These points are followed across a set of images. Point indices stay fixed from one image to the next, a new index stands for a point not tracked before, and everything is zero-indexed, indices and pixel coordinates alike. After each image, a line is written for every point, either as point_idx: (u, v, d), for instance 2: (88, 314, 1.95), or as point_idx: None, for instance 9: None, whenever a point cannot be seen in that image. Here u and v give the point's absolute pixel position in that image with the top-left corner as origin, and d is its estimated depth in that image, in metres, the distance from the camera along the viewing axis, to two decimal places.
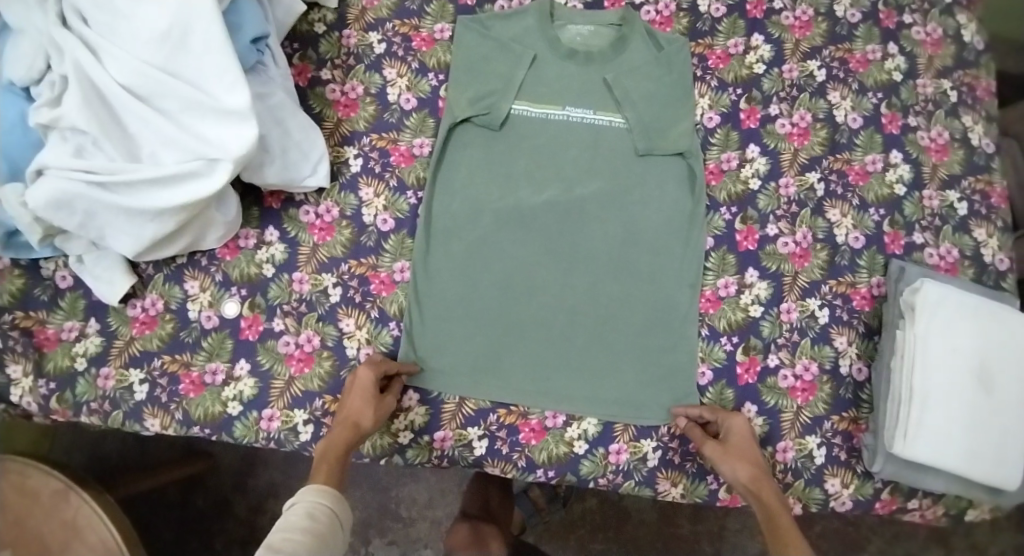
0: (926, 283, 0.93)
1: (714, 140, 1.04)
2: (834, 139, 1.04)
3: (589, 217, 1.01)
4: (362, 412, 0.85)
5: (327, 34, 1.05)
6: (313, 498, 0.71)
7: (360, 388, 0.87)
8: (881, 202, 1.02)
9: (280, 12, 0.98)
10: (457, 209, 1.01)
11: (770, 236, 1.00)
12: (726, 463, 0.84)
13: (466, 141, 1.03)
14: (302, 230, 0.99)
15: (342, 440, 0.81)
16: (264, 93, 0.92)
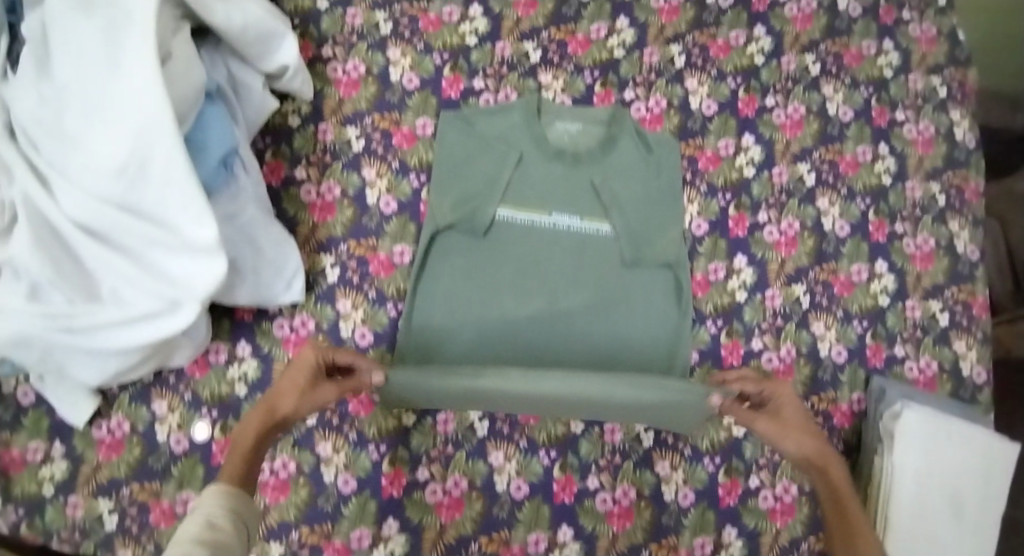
0: (906, 409, 0.92)
1: (702, 249, 1.02)
2: (820, 249, 1.03)
3: (574, 331, 0.98)
4: (284, 397, 0.79)
5: (302, 127, 1.02)
6: (213, 502, 0.63)
7: (295, 384, 0.81)
8: (864, 312, 1.02)
9: (250, 111, 0.93)
10: (438, 318, 0.97)
11: (754, 351, 1.00)
12: (785, 438, 0.83)
13: (448, 247, 0.99)
14: (277, 344, 0.95)
15: (257, 430, 0.77)
16: (233, 212, 0.86)
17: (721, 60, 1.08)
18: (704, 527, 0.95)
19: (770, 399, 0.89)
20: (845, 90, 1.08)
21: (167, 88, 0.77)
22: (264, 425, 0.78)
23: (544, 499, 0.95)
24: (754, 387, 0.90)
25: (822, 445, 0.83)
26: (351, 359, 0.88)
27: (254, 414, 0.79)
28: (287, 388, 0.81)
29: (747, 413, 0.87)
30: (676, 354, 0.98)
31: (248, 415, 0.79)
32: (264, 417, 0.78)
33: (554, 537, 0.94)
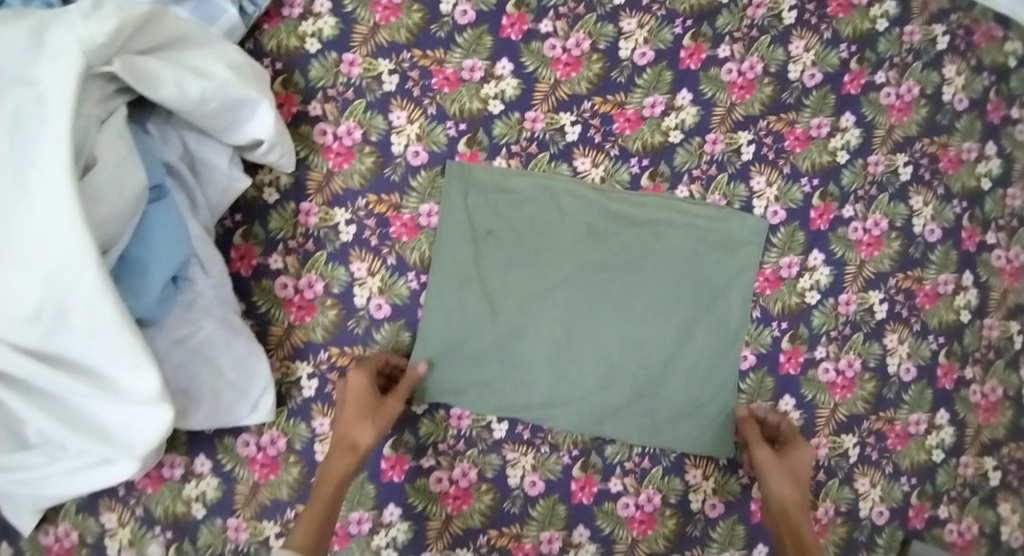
0: (947, 428, 0.91)
1: (775, 240, 0.88)
2: (907, 253, 0.90)
3: (631, 265, 0.86)
4: (360, 429, 0.76)
5: (321, 53, 0.83)
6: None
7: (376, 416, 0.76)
8: (942, 328, 0.90)
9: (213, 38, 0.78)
10: (470, 233, 0.84)
11: (815, 359, 0.88)
12: (772, 475, 0.79)
13: (483, 183, 0.85)
14: (278, 306, 0.83)
15: (342, 467, 0.74)
16: (207, 163, 0.75)
17: (840, 20, 0.89)
18: (732, 539, 0.87)
19: (790, 440, 0.83)
20: (967, 74, 0.90)
21: (111, 36, 0.63)
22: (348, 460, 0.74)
23: (561, 498, 0.86)
24: (783, 427, 0.85)
25: (791, 494, 0.78)
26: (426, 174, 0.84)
27: (333, 460, 0.74)
28: (354, 387, 0.78)
29: (754, 439, 0.81)
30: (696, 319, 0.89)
31: (335, 451, 0.75)
32: (346, 455, 0.75)
33: (570, 538, 0.86)
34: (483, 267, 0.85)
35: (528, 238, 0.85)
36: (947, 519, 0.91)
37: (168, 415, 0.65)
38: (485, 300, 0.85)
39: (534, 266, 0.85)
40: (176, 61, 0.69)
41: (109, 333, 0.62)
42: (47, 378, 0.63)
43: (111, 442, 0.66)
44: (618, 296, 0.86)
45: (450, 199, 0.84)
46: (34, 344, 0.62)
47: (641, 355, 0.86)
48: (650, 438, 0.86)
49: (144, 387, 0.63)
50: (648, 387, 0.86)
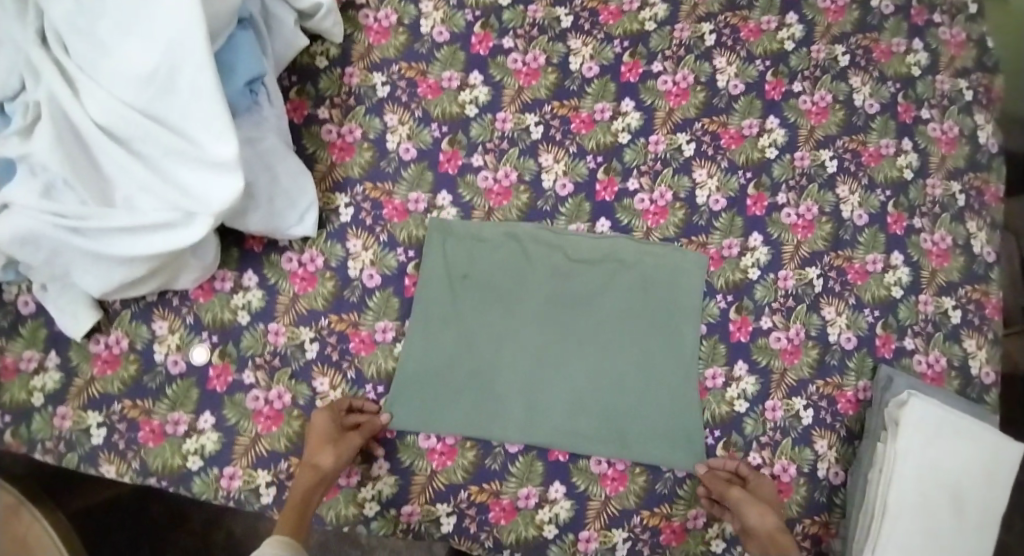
0: (903, 269, 1.03)
1: (737, 106, 1.05)
2: (850, 121, 1.06)
3: (595, 297, 0.98)
4: (315, 455, 0.84)
5: None
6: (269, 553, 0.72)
7: (334, 446, 0.84)
8: (888, 183, 1.05)
9: None
10: (450, 284, 0.97)
11: (777, 205, 1.03)
12: (754, 510, 0.85)
13: (461, 232, 0.98)
14: (323, 147, 0.98)
15: (304, 487, 0.82)
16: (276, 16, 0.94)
17: None
18: (715, 357, 0.98)
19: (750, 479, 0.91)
20: None
21: None
22: (305, 481, 0.83)
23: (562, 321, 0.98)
24: (744, 469, 0.92)
25: (773, 522, 0.84)
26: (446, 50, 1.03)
27: (300, 479, 0.83)
28: (320, 428, 0.86)
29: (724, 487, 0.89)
30: (677, 173, 1.02)
31: (298, 475, 0.83)
32: (308, 472, 0.83)
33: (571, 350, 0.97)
34: (462, 305, 0.96)
35: (503, 278, 0.98)
36: (915, 351, 1.01)
37: (240, 183, 0.79)
38: (462, 344, 0.95)
39: (504, 293, 0.97)
40: None
41: (206, 100, 0.78)
42: (151, 133, 0.78)
43: (188, 202, 0.80)
44: (583, 318, 0.98)
45: (430, 239, 0.97)
46: (148, 101, 0.78)
47: (607, 377, 0.96)
48: (623, 457, 0.93)
49: (224, 150, 0.78)
50: (615, 413, 0.95)
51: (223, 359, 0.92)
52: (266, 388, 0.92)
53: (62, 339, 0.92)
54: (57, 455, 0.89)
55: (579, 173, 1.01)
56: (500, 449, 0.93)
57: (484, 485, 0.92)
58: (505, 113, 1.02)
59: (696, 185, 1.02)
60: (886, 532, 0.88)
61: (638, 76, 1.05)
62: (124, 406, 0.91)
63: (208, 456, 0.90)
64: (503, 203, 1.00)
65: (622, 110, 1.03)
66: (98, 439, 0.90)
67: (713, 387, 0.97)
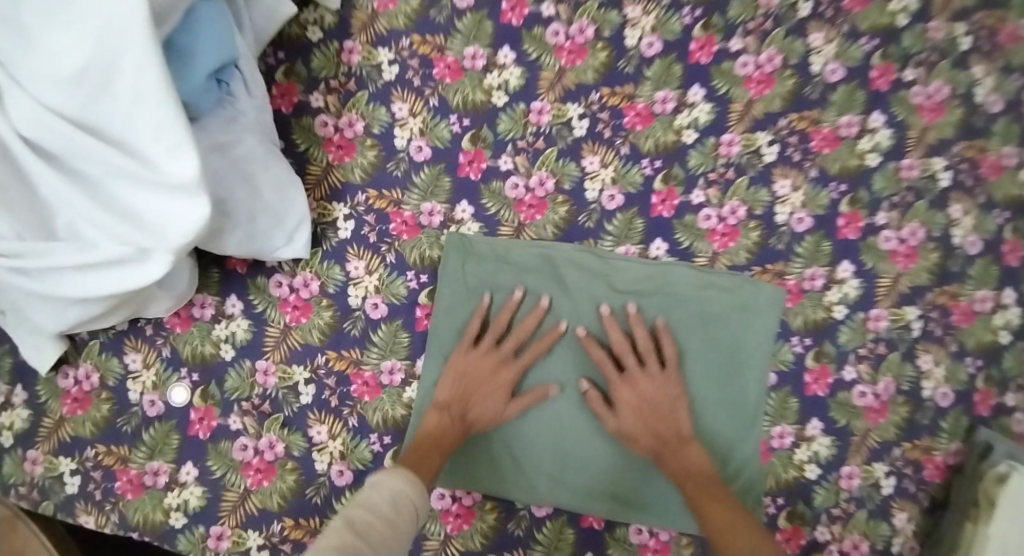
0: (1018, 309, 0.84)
1: (834, 98, 0.83)
2: (967, 122, 0.83)
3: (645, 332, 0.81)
4: (478, 410, 0.77)
5: None
6: (392, 483, 0.66)
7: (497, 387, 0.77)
8: (1009, 203, 0.84)
9: None
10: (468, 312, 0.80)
11: (874, 226, 0.83)
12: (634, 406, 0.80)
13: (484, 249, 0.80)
14: (317, 145, 0.80)
15: (456, 435, 0.76)
16: None
17: None
18: (785, 413, 0.82)
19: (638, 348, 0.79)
20: None
21: None
22: (455, 426, 0.76)
23: None
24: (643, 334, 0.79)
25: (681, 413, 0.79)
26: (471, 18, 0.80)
27: (449, 411, 0.77)
28: (479, 373, 0.77)
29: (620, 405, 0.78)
30: (753, 182, 0.82)
31: (439, 409, 0.77)
32: (456, 420, 0.76)
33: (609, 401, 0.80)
34: None
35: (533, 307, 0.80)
36: (1016, 409, 0.83)
37: (205, 209, 0.62)
38: None
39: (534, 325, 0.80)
40: None
41: (154, 104, 0.60)
42: (88, 150, 0.61)
43: (142, 234, 0.63)
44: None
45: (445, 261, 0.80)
46: (82, 109, 0.60)
47: None
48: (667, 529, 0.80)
49: (182, 170, 0.61)
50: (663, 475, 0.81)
51: (205, 401, 0.79)
52: (255, 436, 0.78)
53: (26, 373, 0.79)
54: (31, 502, 0.79)
55: (631, 182, 0.82)
56: (525, 512, 0.81)
57: (506, 553, 0.80)
58: (542, 102, 0.81)
59: (776, 199, 0.82)
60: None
61: (711, 56, 0.82)
62: (99, 452, 0.79)
63: (192, 513, 0.78)
64: (536, 218, 0.81)
65: (688, 101, 0.82)
66: (73, 488, 0.79)
67: (779, 448, 0.82)
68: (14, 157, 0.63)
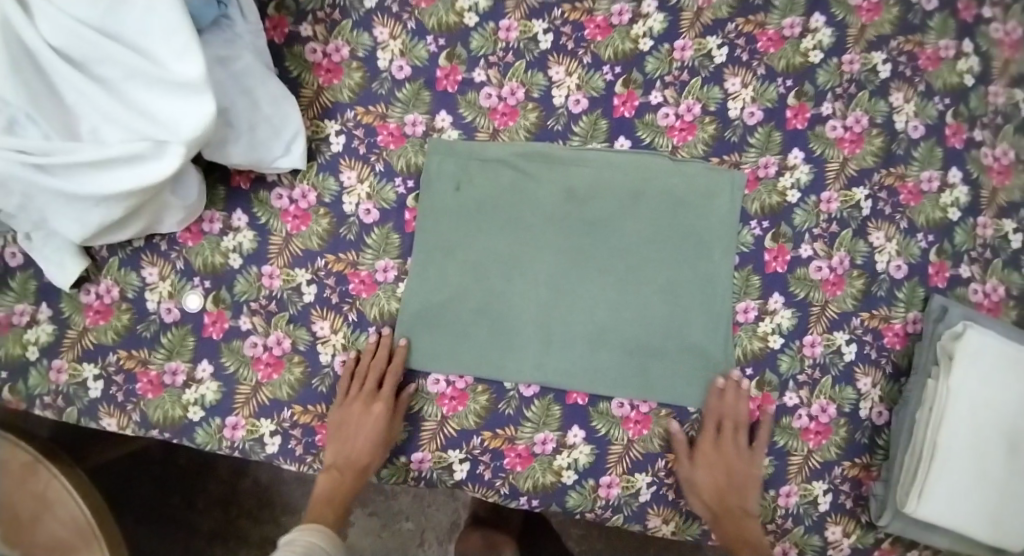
0: (962, 187, 0.92)
1: (777, 3, 0.91)
2: (905, 18, 0.92)
3: (615, 220, 0.88)
4: (359, 451, 0.81)
5: None
6: (312, 540, 0.73)
7: (364, 434, 0.81)
8: (948, 90, 0.92)
9: None
10: (450, 208, 0.88)
11: (821, 116, 0.90)
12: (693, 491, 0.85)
13: (461, 151, 0.88)
14: (306, 69, 0.88)
15: (348, 487, 0.81)
16: None
17: None
18: (748, 290, 0.89)
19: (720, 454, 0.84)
20: None
21: None
22: (346, 479, 0.81)
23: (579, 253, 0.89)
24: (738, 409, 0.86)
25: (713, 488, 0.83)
26: None
27: (340, 469, 0.82)
28: (357, 418, 0.82)
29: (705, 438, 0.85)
30: (706, 82, 0.90)
31: (329, 471, 0.82)
32: (350, 472, 0.81)
33: None
34: (465, 236, 0.88)
35: (510, 203, 0.88)
36: (971, 280, 0.91)
37: (210, 104, 0.71)
38: (467, 274, 0.87)
39: (511, 219, 0.88)
40: None
41: (164, 10, 0.70)
42: (106, 52, 0.70)
43: (156, 128, 0.71)
44: (604, 249, 0.88)
45: (427, 165, 0.88)
46: (102, 16, 0.70)
47: (628, 312, 0.88)
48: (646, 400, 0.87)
49: (189, 66, 0.70)
50: (641, 350, 0.88)
51: (217, 306, 0.86)
52: (264, 334, 0.86)
53: (47, 293, 0.87)
54: (58, 409, 0.85)
55: (594, 87, 0.89)
56: (514, 393, 0.87)
57: (499, 431, 0.86)
58: (509, 20, 0.89)
59: (729, 96, 0.90)
60: (935, 474, 0.82)
61: None
62: (120, 357, 0.86)
63: (209, 407, 0.85)
64: (509, 124, 0.89)
65: (642, 12, 0.90)
66: (97, 392, 0.85)
67: (744, 321, 0.89)
68: (42, 69, 0.71)
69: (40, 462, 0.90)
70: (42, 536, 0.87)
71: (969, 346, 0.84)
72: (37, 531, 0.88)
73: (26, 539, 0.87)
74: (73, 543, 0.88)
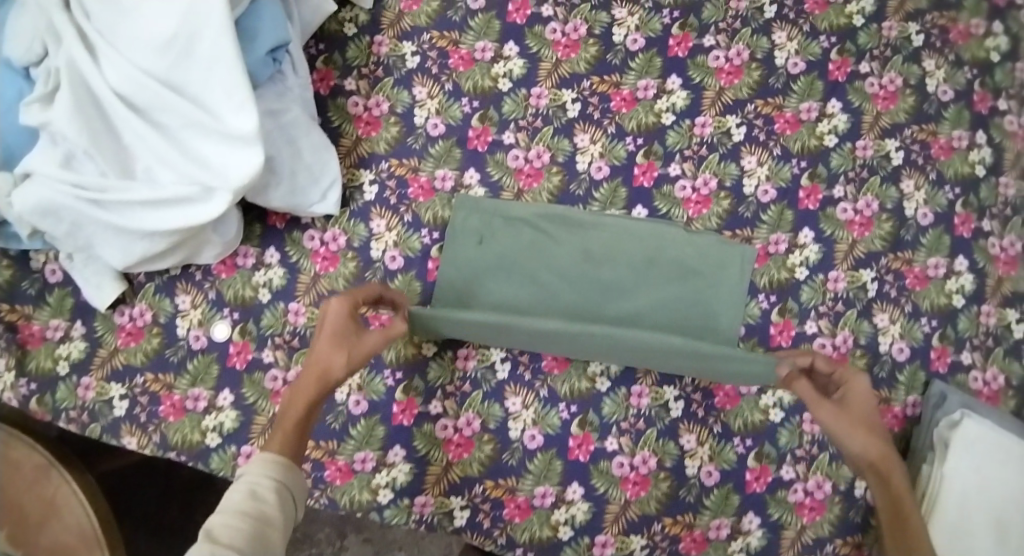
0: (967, 274, 0.94)
1: (796, 87, 0.95)
2: (921, 108, 0.95)
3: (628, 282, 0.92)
4: (323, 351, 0.76)
5: (357, 37, 0.95)
6: (262, 473, 0.65)
7: (337, 339, 0.77)
8: (958, 180, 0.95)
9: (306, 12, 0.89)
10: (469, 260, 0.92)
11: (833, 198, 0.94)
12: (848, 437, 0.75)
13: (484, 210, 0.92)
14: (348, 121, 0.94)
15: (311, 394, 0.74)
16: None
17: None
18: None
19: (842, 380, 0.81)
20: None
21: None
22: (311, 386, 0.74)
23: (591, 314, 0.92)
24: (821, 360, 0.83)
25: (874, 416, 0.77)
26: (482, 21, 0.95)
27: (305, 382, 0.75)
28: (328, 317, 0.78)
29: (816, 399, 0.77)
30: (724, 158, 0.94)
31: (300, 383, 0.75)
32: (315, 378, 0.74)
33: None
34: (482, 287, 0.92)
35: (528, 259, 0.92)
36: (971, 367, 0.93)
37: (260, 155, 0.76)
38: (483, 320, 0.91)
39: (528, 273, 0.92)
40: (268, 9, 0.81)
41: (223, 69, 0.75)
42: (167, 103, 0.75)
43: (207, 175, 0.77)
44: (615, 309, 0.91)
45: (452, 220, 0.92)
46: (166, 70, 0.75)
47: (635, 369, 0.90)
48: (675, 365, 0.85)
49: (244, 121, 0.75)
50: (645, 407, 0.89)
51: (243, 337, 0.91)
52: (285, 368, 0.90)
53: (85, 311, 0.92)
54: (81, 425, 0.90)
55: (616, 156, 0.94)
56: (518, 445, 0.90)
57: (500, 481, 0.89)
58: (540, 88, 0.95)
59: (745, 173, 0.94)
60: None
61: (688, 51, 0.95)
62: (147, 380, 0.90)
63: (226, 434, 0.89)
64: (533, 186, 0.94)
65: (667, 88, 0.95)
66: (120, 411, 0.90)
67: (746, 393, 0.92)
68: (107, 112, 0.77)
69: (52, 465, 0.89)
70: (48, 540, 0.87)
71: (965, 435, 0.86)
72: (41, 533, 0.88)
73: (31, 541, 0.88)
74: (78, 550, 0.86)
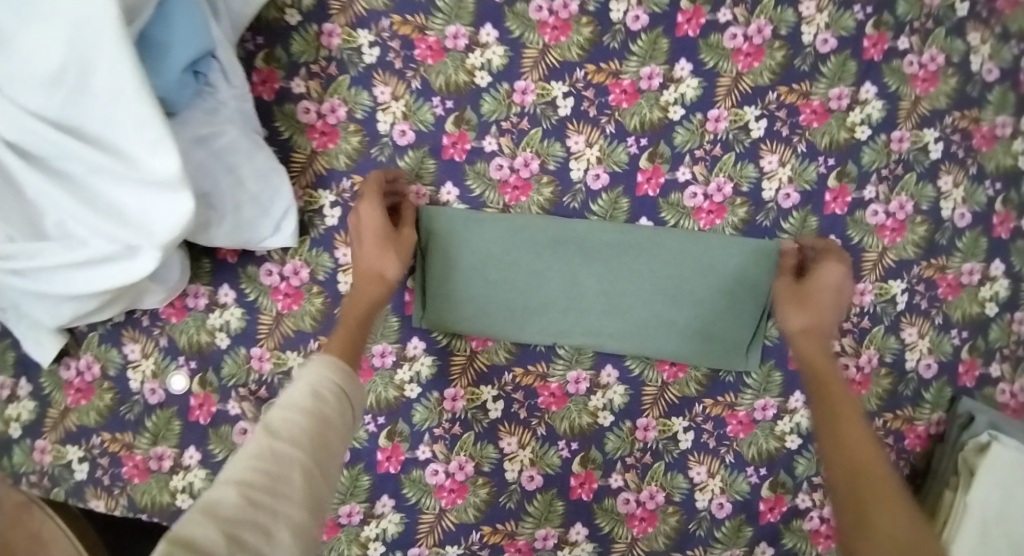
0: (1003, 279, 0.84)
1: (825, 70, 0.81)
2: (964, 90, 0.82)
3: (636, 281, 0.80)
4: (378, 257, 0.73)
5: (302, 25, 0.78)
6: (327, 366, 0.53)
7: (388, 240, 0.74)
8: (999, 173, 0.84)
9: (233, 2, 0.72)
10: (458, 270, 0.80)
11: (863, 201, 0.83)
12: (786, 305, 0.73)
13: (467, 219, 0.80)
14: (300, 132, 0.79)
15: (371, 293, 0.72)
16: None
17: None
18: (768, 387, 0.84)
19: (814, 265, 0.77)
20: None
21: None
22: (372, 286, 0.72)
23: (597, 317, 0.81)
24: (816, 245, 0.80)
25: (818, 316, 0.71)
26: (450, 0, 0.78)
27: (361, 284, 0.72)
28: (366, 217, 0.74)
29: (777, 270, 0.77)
30: (740, 158, 0.81)
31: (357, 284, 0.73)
32: (371, 280, 0.72)
33: (598, 379, 0.83)
34: None
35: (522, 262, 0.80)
36: (999, 379, 0.86)
37: (189, 203, 0.63)
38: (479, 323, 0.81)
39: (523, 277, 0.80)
40: (180, 13, 0.65)
41: (128, 104, 0.60)
42: (67, 149, 0.61)
43: (128, 230, 0.64)
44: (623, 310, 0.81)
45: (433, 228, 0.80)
46: (60, 109, 0.60)
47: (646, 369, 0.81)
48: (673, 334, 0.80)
49: (162, 165, 0.61)
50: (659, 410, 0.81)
51: (204, 388, 0.81)
52: (254, 420, 0.81)
53: (28, 367, 0.81)
54: (43, 489, 0.81)
55: (617, 160, 0.81)
56: (515, 486, 0.83)
57: (498, 525, 0.83)
58: (525, 82, 0.80)
59: (764, 175, 0.82)
60: None
61: (699, 29, 0.80)
62: (104, 440, 0.81)
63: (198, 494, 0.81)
64: (521, 200, 0.81)
65: (675, 76, 0.80)
66: (82, 474, 0.81)
67: (761, 419, 0.84)
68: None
69: (33, 501, 0.74)
70: None
71: (993, 462, 0.80)
72: None
73: None
74: None
